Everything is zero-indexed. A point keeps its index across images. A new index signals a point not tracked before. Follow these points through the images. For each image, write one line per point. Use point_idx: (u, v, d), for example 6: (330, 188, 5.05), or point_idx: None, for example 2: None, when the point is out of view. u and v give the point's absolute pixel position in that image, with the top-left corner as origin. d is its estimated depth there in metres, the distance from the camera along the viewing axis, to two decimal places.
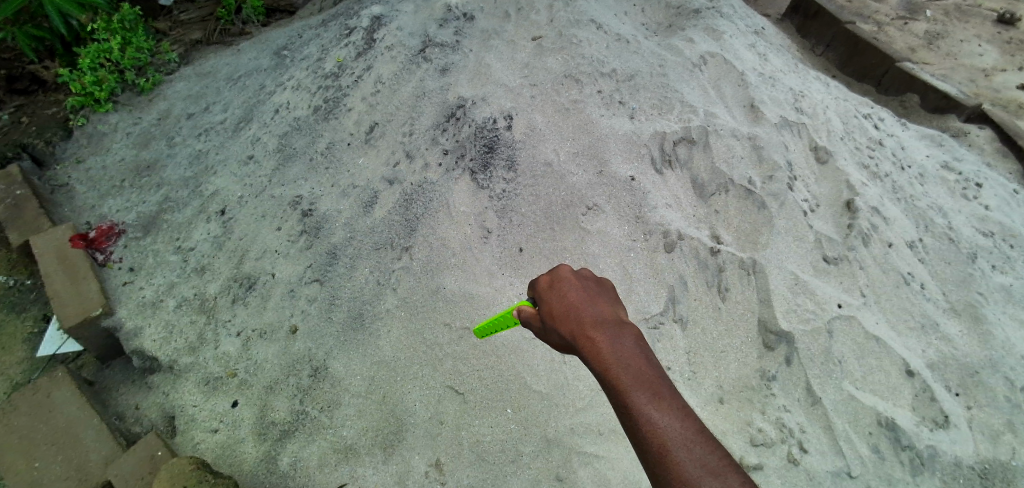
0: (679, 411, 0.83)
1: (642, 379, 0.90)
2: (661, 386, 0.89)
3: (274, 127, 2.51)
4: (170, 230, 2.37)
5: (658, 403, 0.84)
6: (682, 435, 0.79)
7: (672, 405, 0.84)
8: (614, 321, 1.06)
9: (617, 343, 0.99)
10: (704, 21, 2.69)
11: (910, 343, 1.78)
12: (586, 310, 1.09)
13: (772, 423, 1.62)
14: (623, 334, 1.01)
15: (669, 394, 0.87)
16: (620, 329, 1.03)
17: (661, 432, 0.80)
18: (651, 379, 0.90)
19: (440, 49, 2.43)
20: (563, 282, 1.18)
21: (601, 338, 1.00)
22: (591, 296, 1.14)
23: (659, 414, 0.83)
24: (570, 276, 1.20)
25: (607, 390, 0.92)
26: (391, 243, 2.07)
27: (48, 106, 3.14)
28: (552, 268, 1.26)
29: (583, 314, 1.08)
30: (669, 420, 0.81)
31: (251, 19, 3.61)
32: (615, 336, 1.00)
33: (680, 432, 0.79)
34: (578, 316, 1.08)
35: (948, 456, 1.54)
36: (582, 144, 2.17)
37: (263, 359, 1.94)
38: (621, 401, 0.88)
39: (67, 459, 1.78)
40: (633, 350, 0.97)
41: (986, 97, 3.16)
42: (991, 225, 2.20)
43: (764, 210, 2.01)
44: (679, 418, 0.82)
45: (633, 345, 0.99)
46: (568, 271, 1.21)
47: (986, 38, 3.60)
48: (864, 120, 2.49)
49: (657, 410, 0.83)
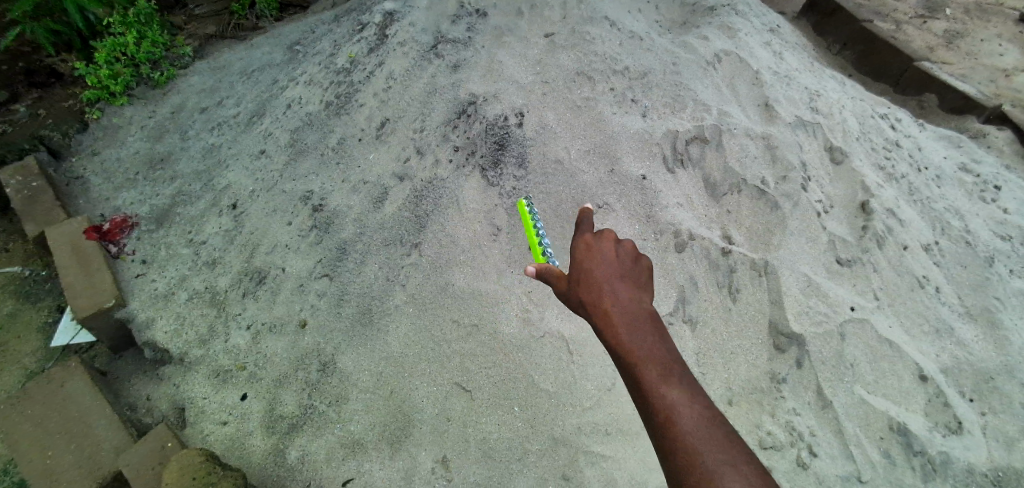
0: (690, 390, 0.89)
1: (656, 358, 0.94)
2: (673, 367, 0.93)
3: (286, 121, 2.52)
4: (183, 223, 2.40)
5: (669, 382, 0.90)
6: (692, 415, 0.85)
7: (683, 385, 0.90)
8: (635, 297, 1.07)
9: (635, 320, 1.01)
10: (719, 18, 2.65)
11: (924, 348, 1.74)
12: (608, 281, 1.09)
13: (782, 426, 1.61)
14: (640, 313, 1.03)
15: (680, 374, 0.92)
16: (637, 306, 1.05)
17: (672, 411, 0.85)
18: (663, 358, 0.94)
19: (452, 45, 2.43)
20: (588, 249, 1.18)
21: (619, 313, 1.03)
22: (617, 266, 1.13)
23: (671, 393, 0.88)
24: (601, 242, 1.18)
25: (621, 366, 0.97)
26: (400, 239, 2.07)
27: (64, 99, 3.17)
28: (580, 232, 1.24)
29: (604, 284, 1.09)
30: (680, 400, 0.87)
31: (265, 14, 3.60)
32: (633, 314, 1.02)
33: (690, 411, 0.85)
34: (598, 288, 1.08)
35: (960, 462, 1.51)
36: (594, 142, 2.16)
37: (273, 353, 1.96)
38: (633, 377, 0.93)
39: (80, 447, 1.80)
40: (649, 328, 1.00)
41: (1007, 97, 3.10)
42: (1010, 229, 2.15)
43: (778, 210, 1.99)
44: (689, 398, 0.87)
45: (649, 323, 1.01)
46: (597, 236, 1.20)
47: (1008, 37, 3.52)
48: (881, 121, 2.45)
49: (670, 389, 0.88)
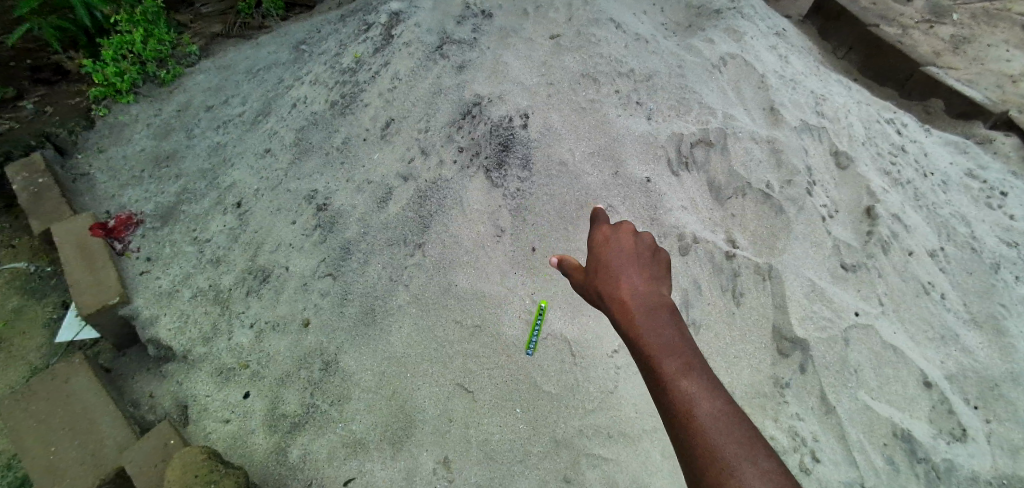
0: (709, 382, 0.87)
1: (675, 350, 0.93)
2: (692, 358, 0.92)
3: (291, 120, 2.53)
4: (187, 221, 2.41)
5: (688, 374, 0.88)
6: (710, 407, 0.83)
7: (702, 377, 0.88)
8: (653, 289, 1.07)
9: (653, 312, 1.01)
10: (725, 21, 2.65)
11: (929, 354, 1.74)
12: (626, 274, 1.10)
13: (784, 431, 1.61)
14: (658, 306, 1.02)
15: (700, 367, 0.90)
16: (655, 299, 1.04)
17: (689, 401, 0.84)
18: (682, 350, 0.93)
19: (457, 45, 2.43)
20: (606, 244, 1.19)
21: (637, 306, 1.02)
22: (635, 260, 1.13)
23: (689, 385, 0.86)
24: (620, 236, 1.19)
25: (638, 357, 0.96)
26: (403, 240, 2.08)
27: (72, 97, 3.17)
28: (599, 227, 1.26)
29: (622, 278, 1.09)
30: (699, 392, 0.85)
31: (271, 13, 3.61)
32: (651, 306, 1.02)
33: (709, 403, 0.83)
34: (617, 281, 1.09)
35: (965, 470, 1.50)
36: (598, 144, 2.16)
37: (276, 352, 1.96)
38: (651, 367, 0.92)
39: (83, 443, 1.81)
40: (668, 320, 0.99)
41: (1013, 103, 3.08)
42: (1016, 235, 2.14)
43: (782, 215, 1.98)
44: (708, 390, 0.85)
45: (668, 316, 1.00)
46: (617, 231, 1.21)
47: (1015, 43, 3.51)
48: (887, 125, 2.44)
49: (688, 380, 0.87)
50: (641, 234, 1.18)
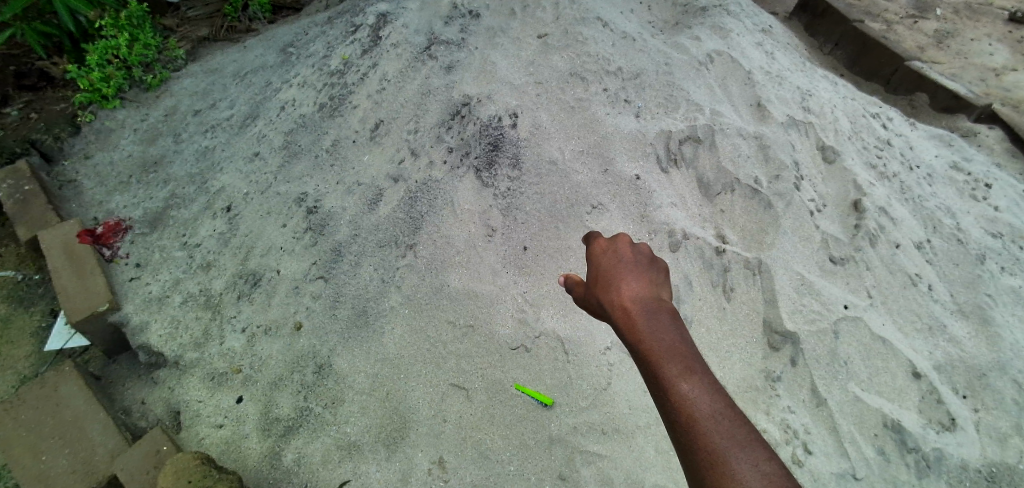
0: (711, 384, 0.85)
1: (674, 351, 0.91)
2: (693, 361, 0.90)
3: (279, 124, 2.51)
4: (176, 226, 2.39)
5: (688, 376, 0.86)
6: (711, 407, 0.80)
7: (703, 379, 0.86)
8: (655, 295, 1.07)
9: (654, 317, 1.00)
10: (711, 19, 2.67)
11: (917, 344, 1.76)
12: (627, 280, 1.10)
13: (776, 424, 1.63)
14: (659, 311, 1.01)
15: (701, 369, 0.88)
16: (655, 304, 1.04)
17: (691, 404, 0.82)
18: (683, 353, 0.91)
19: (445, 46, 2.43)
20: (605, 255, 1.21)
21: (639, 310, 1.02)
22: (633, 266, 1.14)
23: (690, 386, 0.84)
24: (618, 246, 1.20)
25: (641, 362, 0.94)
26: (394, 241, 2.07)
27: (55, 103, 3.14)
28: (596, 240, 1.28)
29: (621, 284, 1.10)
30: (700, 394, 0.83)
31: (258, 16, 3.57)
32: (652, 311, 1.01)
33: (709, 405, 0.81)
34: (618, 288, 1.09)
35: (954, 458, 1.52)
36: (587, 142, 2.18)
37: (268, 356, 1.95)
38: (653, 371, 0.90)
39: (74, 452, 1.80)
40: (669, 324, 0.98)
41: (996, 96, 3.13)
42: (1001, 227, 2.17)
43: (771, 210, 2.00)
44: (709, 391, 0.83)
45: (669, 320, 1.00)
46: (614, 241, 1.22)
47: (997, 37, 3.55)
48: (873, 120, 2.47)
49: (688, 383, 0.85)
50: (638, 243, 1.19)
